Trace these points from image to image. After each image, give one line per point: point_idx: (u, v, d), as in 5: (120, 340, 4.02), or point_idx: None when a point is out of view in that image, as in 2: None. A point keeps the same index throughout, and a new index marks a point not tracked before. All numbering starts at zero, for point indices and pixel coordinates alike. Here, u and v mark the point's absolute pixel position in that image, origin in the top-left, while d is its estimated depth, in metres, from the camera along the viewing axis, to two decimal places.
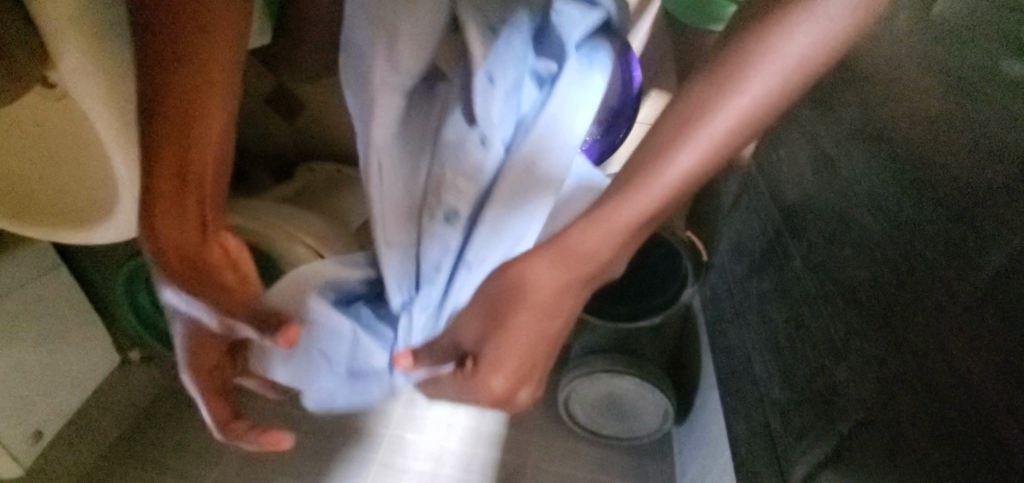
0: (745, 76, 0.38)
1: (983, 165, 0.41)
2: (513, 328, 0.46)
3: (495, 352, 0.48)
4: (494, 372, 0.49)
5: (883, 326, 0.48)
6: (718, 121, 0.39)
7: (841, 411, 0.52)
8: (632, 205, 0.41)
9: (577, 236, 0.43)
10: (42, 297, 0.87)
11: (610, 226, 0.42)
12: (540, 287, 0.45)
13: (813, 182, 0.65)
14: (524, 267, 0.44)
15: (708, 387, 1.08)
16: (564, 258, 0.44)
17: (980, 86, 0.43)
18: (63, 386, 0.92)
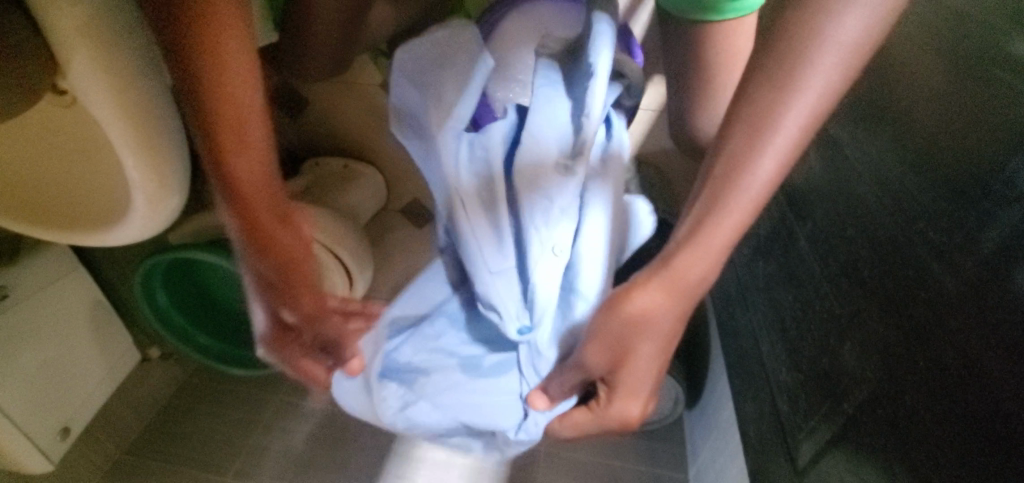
0: (804, 78, 0.39)
1: (989, 144, 0.41)
2: (638, 358, 0.49)
3: (633, 368, 0.50)
4: (631, 398, 0.52)
5: (885, 305, 0.49)
6: (789, 122, 0.41)
7: (848, 389, 0.52)
8: (734, 215, 0.43)
9: (682, 262, 0.45)
10: (64, 298, 0.90)
11: (707, 244, 0.45)
12: (664, 309, 0.47)
13: (816, 163, 0.65)
14: (636, 303, 0.47)
15: (717, 370, 1.08)
16: (674, 286, 0.46)
17: (984, 64, 0.43)
18: (86, 384, 0.95)
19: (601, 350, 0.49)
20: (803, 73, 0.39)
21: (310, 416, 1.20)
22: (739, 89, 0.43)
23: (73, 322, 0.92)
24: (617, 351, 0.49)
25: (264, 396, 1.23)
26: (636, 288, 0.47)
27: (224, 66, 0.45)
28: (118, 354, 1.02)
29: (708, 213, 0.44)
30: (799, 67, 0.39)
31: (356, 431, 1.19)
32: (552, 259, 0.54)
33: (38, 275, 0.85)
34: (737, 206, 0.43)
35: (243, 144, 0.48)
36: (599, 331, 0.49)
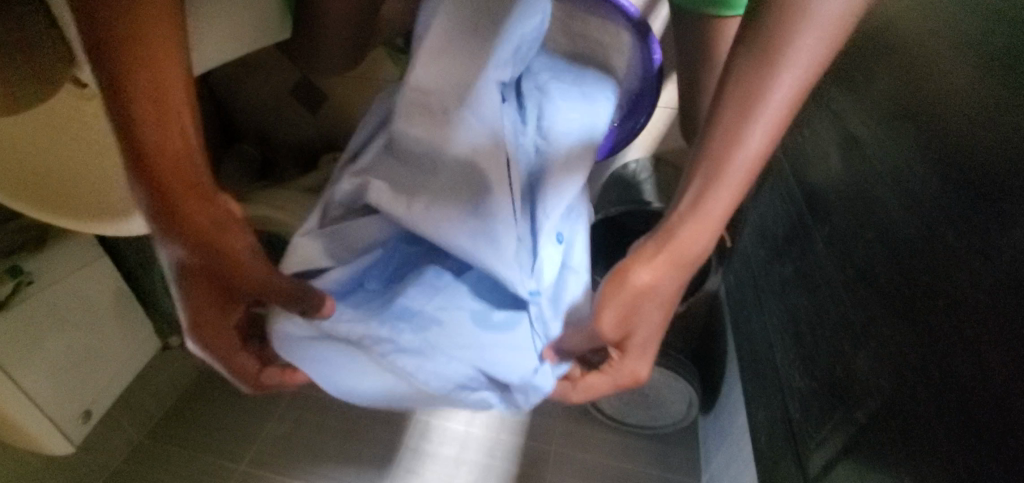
0: (788, 52, 0.42)
1: (1009, 143, 0.38)
2: (646, 324, 0.51)
3: (641, 333, 0.52)
4: (640, 361, 0.54)
5: (902, 311, 0.46)
6: (780, 92, 0.43)
7: (861, 397, 0.50)
8: (729, 184, 0.45)
9: (686, 232, 0.47)
10: (90, 286, 0.93)
11: (709, 211, 0.47)
12: (662, 278, 0.48)
13: (836, 162, 0.62)
14: (644, 273, 0.48)
15: (732, 374, 1.06)
16: (681, 257, 0.48)
17: (1003, 55, 0.40)
18: (107, 370, 0.98)
19: (611, 325, 0.50)
20: (789, 45, 0.42)
21: (324, 409, 1.22)
22: (730, 64, 0.45)
23: (96, 310, 0.94)
24: (626, 319, 0.50)
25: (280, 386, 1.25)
26: (636, 264, 0.48)
27: (150, 64, 0.41)
28: (140, 342, 1.05)
29: (704, 182, 0.46)
30: (787, 44, 0.42)
31: (367, 423, 1.20)
32: (555, 247, 0.58)
33: (61, 264, 0.88)
34: (732, 176, 0.45)
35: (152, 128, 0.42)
36: (608, 303, 0.49)
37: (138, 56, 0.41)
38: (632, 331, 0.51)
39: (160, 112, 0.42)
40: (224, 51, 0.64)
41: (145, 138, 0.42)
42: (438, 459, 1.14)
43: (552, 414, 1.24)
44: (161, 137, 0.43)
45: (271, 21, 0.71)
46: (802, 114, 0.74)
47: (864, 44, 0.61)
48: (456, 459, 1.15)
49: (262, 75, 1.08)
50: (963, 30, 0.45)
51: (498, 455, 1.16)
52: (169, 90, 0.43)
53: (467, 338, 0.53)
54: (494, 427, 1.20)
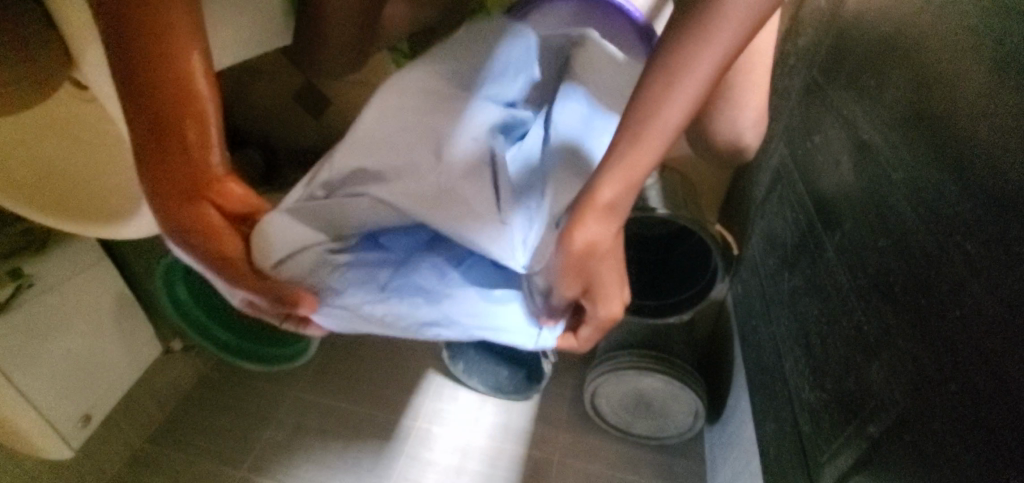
0: (710, 28, 0.45)
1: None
2: (602, 272, 0.49)
3: (601, 279, 0.49)
4: (610, 300, 0.50)
5: (917, 323, 0.45)
6: (700, 64, 0.46)
7: (873, 411, 0.48)
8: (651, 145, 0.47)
9: (607, 188, 0.47)
10: (89, 290, 0.92)
11: (635, 171, 0.47)
12: (607, 226, 0.47)
13: (849, 169, 0.60)
14: (576, 233, 0.46)
15: (738, 385, 1.04)
16: (609, 212, 0.47)
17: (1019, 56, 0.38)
18: (108, 374, 0.97)
19: (572, 279, 0.47)
20: (705, 24, 0.45)
21: (325, 416, 1.21)
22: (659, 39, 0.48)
23: (98, 312, 0.94)
24: (586, 267, 0.47)
25: (281, 392, 1.24)
26: (586, 217, 0.46)
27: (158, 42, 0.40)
28: (141, 346, 1.05)
29: (626, 143, 0.47)
30: (710, 17, 0.45)
31: (367, 432, 1.18)
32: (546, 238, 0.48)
33: (64, 265, 0.88)
34: (652, 140, 0.47)
35: (156, 108, 0.41)
36: (569, 260, 0.46)
37: (144, 33, 0.39)
38: (593, 276, 0.48)
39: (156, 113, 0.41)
40: (225, 53, 0.64)
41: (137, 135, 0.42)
42: (440, 467, 1.13)
43: (556, 424, 1.23)
44: (172, 127, 0.41)
45: (275, 22, 0.71)
46: (815, 120, 0.73)
47: (876, 48, 0.60)
48: (458, 468, 1.14)
49: (268, 79, 1.08)
50: (978, 29, 0.44)
51: (500, 464, 1.15)
52: (180, 71, 0.41)
53: (472, 309, 0.46)
54: (497, 436, 1.19)
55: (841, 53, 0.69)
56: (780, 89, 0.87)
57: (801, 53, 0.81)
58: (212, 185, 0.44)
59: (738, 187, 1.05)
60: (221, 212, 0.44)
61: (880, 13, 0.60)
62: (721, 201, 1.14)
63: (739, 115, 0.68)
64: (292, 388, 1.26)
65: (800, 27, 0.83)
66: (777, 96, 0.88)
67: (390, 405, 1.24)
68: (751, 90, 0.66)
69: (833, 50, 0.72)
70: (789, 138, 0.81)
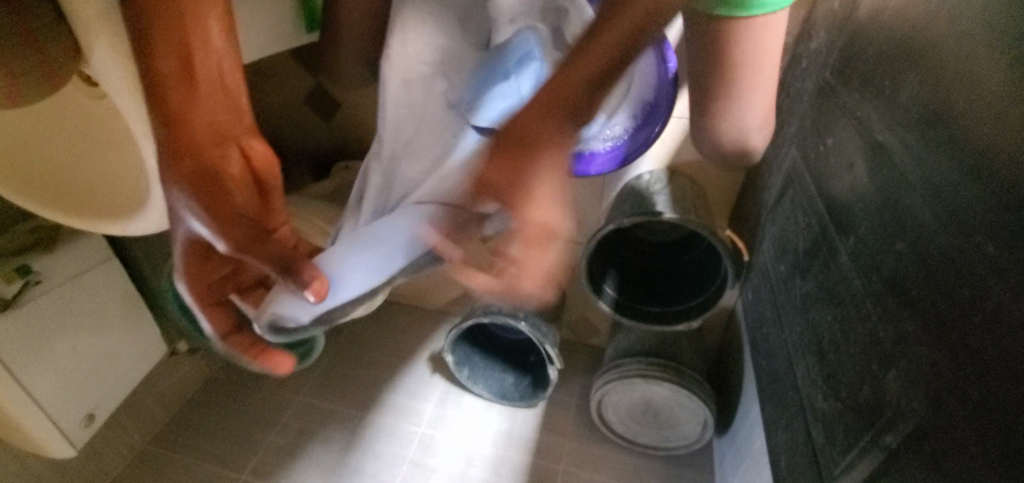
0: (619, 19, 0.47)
1: None
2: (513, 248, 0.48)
3: (531, 188, 0.47)
4: (524, 279, 0.49)
5: (936, 329, 0.43)
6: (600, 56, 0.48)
7: (890, 419, 0.46)
8: (586, 68, 0.48)
9: (505, 161, 0.47)
10: (97, 288, 0.92)
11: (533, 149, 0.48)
12: (536, 127, 0.48)
13: (863, 171, 0.59)
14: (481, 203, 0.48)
15: (748, 395, 1.02)
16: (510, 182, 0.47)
17: None
18: (114, 374, 0.97)
19: (499, 174, 0.47)
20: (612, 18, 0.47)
21: (328, 420, 1.20)
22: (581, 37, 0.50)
23: (105, 311, 0.94)
24: (513, 165, 0.47)
25: (285, 395, 1.24)
26: (517, 114, 0.49)
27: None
28: (148, 346, 1.05)
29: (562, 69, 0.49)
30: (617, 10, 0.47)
31: (369, 436, 1.17)
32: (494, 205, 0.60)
33: (71, 263, 0.88)
34: (578, 71, 0.48)
35: (180, 51, 0.47)
36: (497, 149, 0.48)
37: None
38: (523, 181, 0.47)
39: (181, 58, 0.46)
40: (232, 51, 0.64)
41: (161, 67, 0.45)
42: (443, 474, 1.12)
43: (561, 432, 1.21)
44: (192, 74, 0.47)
45: (285, 22, 0.71)
46: (828, 122, 0.71)
47: (891, 48, 0.58)
48: (461, 475, 1.12)
49: (277, 82, 1.09)
50: (993, 21, 0.42)
51: (504, 472, 1.13)
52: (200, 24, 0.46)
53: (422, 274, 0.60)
54: (502, 444, 1.18)
55: (853, 54, 0.68)
56: (791, 93, 0.86)
57: (812, 55, 0.80)
58: (230, 137, 0.51)
59: (748, 193, 1.03)
60: (240, 160, 0.52)
61: (893, 12, 0.59)
62: (732, 208, 1.12)
63: (749, 117, 0.67)
64: (297, 392, 1.25)
65: (812, 29, 0.82)
66: (788, 100, 0.87)
67: (393, 410, 1.22)
68: (764, 93, 0.65)
69: (845, 52, 0.71)
70: (801, 141, 0.79)
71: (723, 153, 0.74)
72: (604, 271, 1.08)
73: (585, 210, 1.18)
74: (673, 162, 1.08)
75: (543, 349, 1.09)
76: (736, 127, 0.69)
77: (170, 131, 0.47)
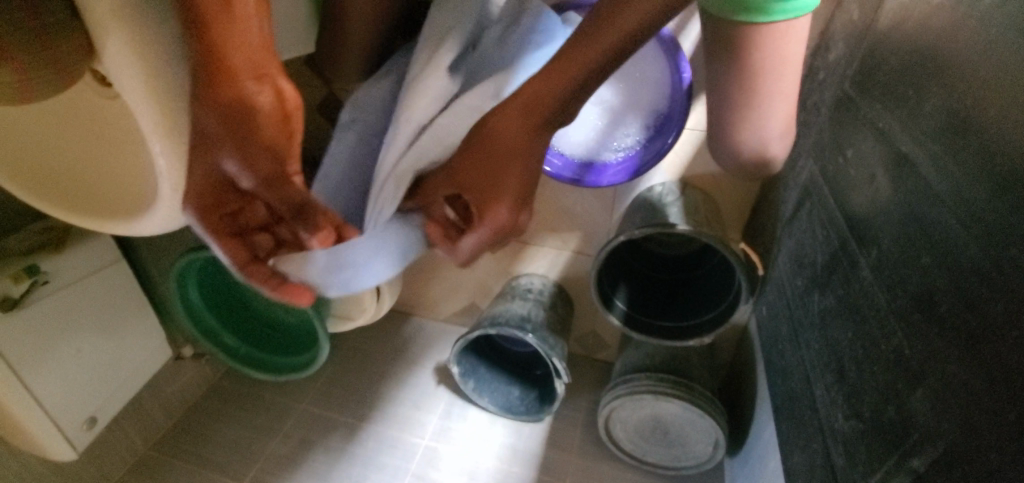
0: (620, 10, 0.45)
1: None
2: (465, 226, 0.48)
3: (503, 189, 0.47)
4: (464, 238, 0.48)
5: (968, 347, 0.40)
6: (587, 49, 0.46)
7: (918, 443, 0.44)
8: (573, 67, 0.47)
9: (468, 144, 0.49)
10: (104, 289, 0.92)
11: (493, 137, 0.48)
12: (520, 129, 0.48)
13: (885, 183, 0.57)
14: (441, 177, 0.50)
15: (762, 413, 0.98)
16: (474, 161, 0.48)
17: None
18: (118, 377, 0.97)
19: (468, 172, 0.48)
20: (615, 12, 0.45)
21: (332, 429, 1.18)
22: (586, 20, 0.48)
23: (112, 313, 0.94)
24: (480, 168, 0.48)
25: (290, 403, 1.23)
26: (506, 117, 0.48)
27: None
28: (153, 349, 1.04)
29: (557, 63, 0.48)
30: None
31: (372, 448, 1.15)
32: None
33: (81, 263, 0.88)
34: (567, 71, 0.47)
35: None
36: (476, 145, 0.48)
37: None
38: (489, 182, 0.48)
39: None
40: None
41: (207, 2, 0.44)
42: None
43: (568, 448, 1.18)
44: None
45: (299, 26, 0.71)
46: (848, 134, 0.70)
47: (914, 57, 0.57)
48: None
49: None
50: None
51: None
52: None
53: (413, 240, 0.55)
54: (506, 459, 1.15)
55: (875, 65, 0.66)
56: (809, 105, 0.84)
57: (831, 66, 0.79)
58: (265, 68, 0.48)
59: (763, 207, 1.01)
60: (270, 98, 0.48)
61: (917, 22, 0.58)
62: (745, 222, 1.10)
63: (767, 126, 0.66)
64: (301, 400, 1.24)
65: (831, 41, 0.81)
66: (805, 112, 0.85)
67: (396, 422, 1.20)
68: (780, 101, 0.63)
69: (865, 62, 0.69)
70: (820, 152, 0.78)
71: (740, 161, 0.72)
72: (614, 284, 1.06)
73: (595, 221, 1.16)
74: (686, 174, 1.06)
75: (551, 362, 1.07)
76: (755, 137, 0.68)
77: (205, 54, 0.45)
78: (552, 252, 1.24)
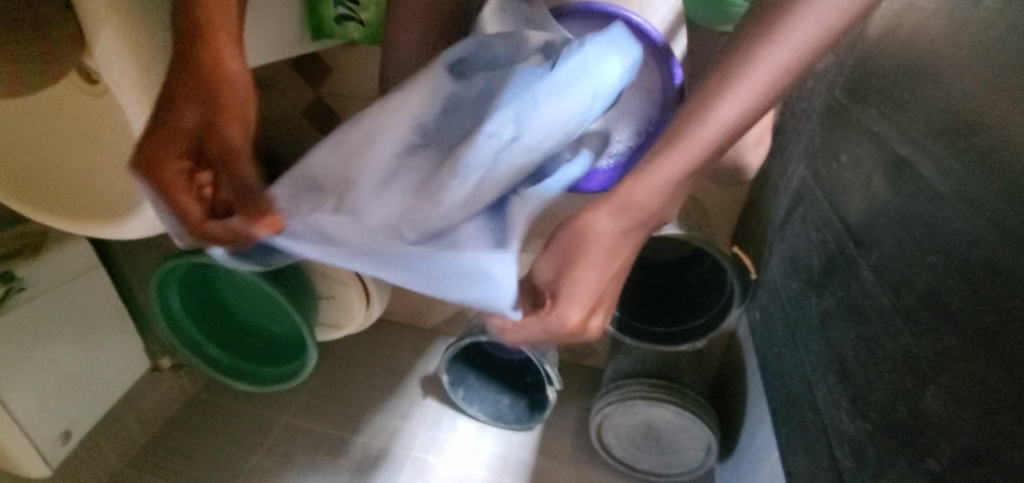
0: (741, 75, 0.41)
1: None
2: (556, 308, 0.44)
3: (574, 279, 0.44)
4: (566, 312, 0.44)
5: (983, 344, 0.41)
6: (708, 126, 0.42)
7: (933, 443, 0.44)
8: (694, 142, 0.42)
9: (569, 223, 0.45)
10: (80, 296, 0.88)
11: (595, 225, 0.44)
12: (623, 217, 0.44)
13: (882, 185, 0.59)
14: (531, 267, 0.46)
15: (753, 417, 0.99)
16: (574, 248, 0.44)
17: None
18: (92, 389, 0.92)
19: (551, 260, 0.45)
20: (738, 77, 0.41)
21: (319, 441, 1.15)
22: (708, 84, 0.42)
23: (88, 321, 0.89)
24: (566, 258, 0.44)
25: (274, 416, 1.18)
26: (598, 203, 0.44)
27: None
28: (130, 360, 0.99)
29: (656, 156, 0.44)
30: (748, 62, 0.40)
31: (360, 461, 1.12)
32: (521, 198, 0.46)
33: (59, 269, 0.84)
34: (685, 148, 0.42)
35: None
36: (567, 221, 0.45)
37: None
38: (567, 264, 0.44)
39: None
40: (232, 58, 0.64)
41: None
42: None
43: (561, 456, 1.17)
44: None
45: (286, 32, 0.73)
46: (840, 140, 0.71)
47: (910, 63, 0.58)
48: None
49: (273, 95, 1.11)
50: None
51: None
52: None
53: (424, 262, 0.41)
54: (498, 468, 1.13)
55: (867, 71, 0.68)
56: (797, 112, 0.86)
57: (819, 74, 0.81)
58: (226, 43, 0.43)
59: (752, 212, 1.03)
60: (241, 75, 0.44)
61: (910, 30, 0.59)
62: (734, 227, 1.12)
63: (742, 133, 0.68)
64: (285, 412, 1.20)
65: None
66: (795, 119, 0.87)
67: (386, 432, 1.17)
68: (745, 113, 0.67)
69: (856, 70, 0.71)
70: (812, 157, 0.79)
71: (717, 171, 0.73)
72: None
73: None
74: None
75: (543, 369, 1.06)
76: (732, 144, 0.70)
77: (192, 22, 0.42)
78: None
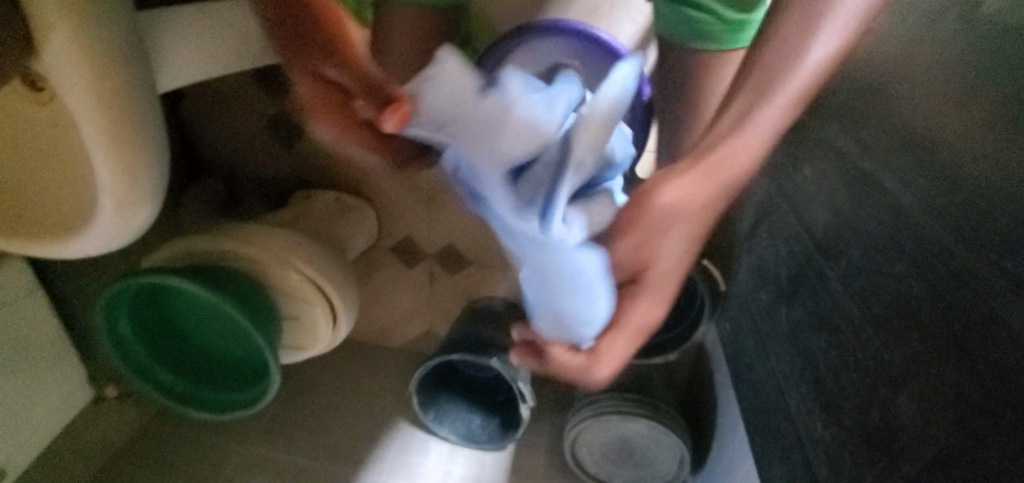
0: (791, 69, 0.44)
1: None
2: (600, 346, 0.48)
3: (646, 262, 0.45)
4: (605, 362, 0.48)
5: (953, 350, 0.42)
6: (760, 124, 0.44)
7: (906, 448, 0.45)
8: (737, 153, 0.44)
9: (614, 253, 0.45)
10: (17, 321, 0.81)
11: (653, 249, 0.45)
12: (706, 198, 0.44)
13: (846, 198, 0.61)
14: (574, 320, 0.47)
15: (724, 429, 1.00)
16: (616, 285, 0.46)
17: None
18: (29, 423, 0.84)
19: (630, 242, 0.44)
20: (784, 79, 0.44)
21: (282, 469, 1.09)
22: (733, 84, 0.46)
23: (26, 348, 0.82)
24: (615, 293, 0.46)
25: (232, 445, 1.12)
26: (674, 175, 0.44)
27: None
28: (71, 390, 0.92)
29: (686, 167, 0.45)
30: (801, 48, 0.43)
31: None
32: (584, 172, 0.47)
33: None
34: (737, 150, 0.44)
35: None
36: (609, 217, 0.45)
37: None
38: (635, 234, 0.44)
39: None
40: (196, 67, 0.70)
41: None
42: None
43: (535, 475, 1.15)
44: None
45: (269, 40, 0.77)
46: (804, 155, 0.74)
47: (869, 82, 0.61)
48: None
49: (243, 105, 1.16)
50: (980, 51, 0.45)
51: None
52: None
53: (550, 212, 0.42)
54: None
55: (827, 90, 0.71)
56: None
57: None
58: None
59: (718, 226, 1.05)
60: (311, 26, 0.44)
61: (867, 51, 0.62)
62: None
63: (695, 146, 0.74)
64: (245, 441, 1.13)
65: None
66: None
67: (354, 458, 1.13)
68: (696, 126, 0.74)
69: None
70: (776, 172, 0.82)
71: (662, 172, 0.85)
72: None
73: None
74: None
75: (516, 387, 1.05)
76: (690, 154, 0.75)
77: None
78: (513, 274, 1.23)
